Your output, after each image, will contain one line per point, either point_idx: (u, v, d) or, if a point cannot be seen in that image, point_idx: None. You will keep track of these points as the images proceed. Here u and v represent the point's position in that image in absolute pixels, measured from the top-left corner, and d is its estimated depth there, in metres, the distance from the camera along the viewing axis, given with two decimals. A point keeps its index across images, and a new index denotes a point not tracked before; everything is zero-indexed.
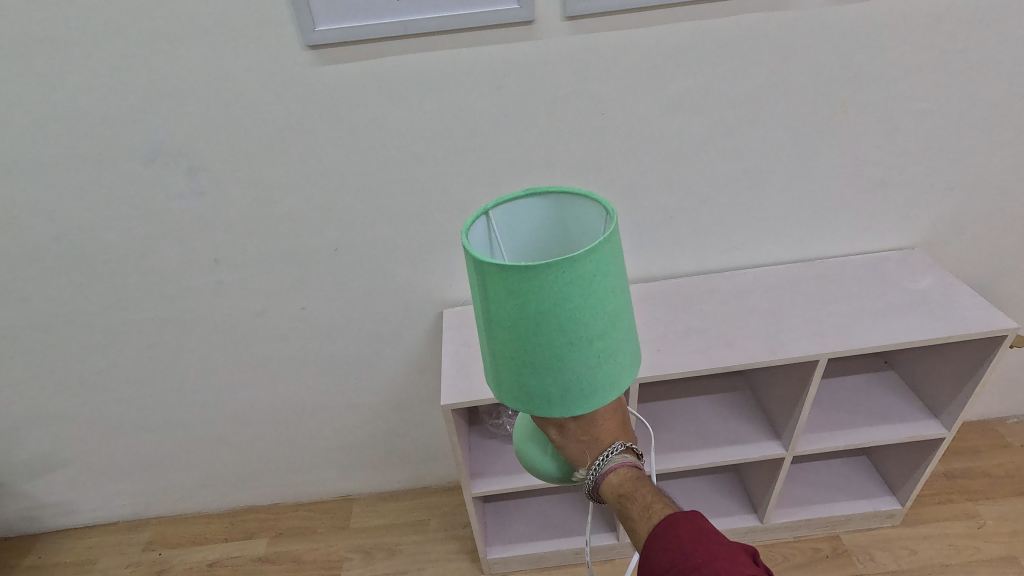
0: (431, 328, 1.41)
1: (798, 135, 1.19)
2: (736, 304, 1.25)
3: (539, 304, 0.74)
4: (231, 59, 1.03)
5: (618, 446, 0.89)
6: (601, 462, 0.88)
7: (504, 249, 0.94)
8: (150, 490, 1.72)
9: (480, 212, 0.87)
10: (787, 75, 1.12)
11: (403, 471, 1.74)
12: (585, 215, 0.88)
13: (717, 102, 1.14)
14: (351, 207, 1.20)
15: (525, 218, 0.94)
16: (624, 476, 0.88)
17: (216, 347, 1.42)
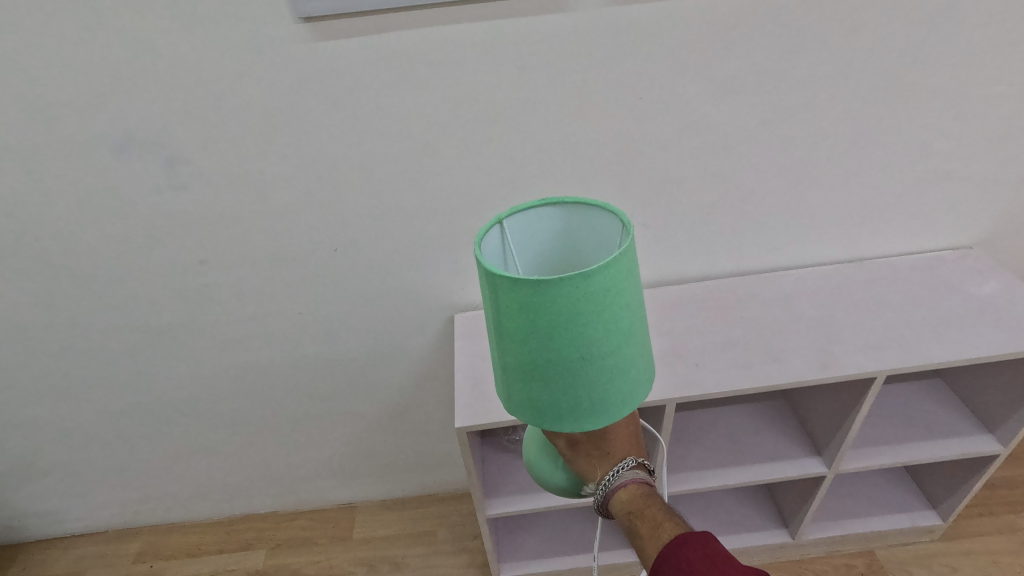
0: (439, 333, 1.29)
1: (856, 123, 1.05)
2: (780, 311, 1.13)
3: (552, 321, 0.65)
4: (210, 32, 0.89)
5: (629, 461, 0.77)
6: (610, 479, 0.77)
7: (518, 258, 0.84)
8: (139, 500, 1.62)
9: (494, 219, 0.77)
10: (850, 54, 0.98)
11: (409, 480, 1.64)
12: (603, 225, 0.78)
13: (768, 85, 1.00)
14: (352, 202, 1.07)
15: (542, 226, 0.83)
16: (635, 492, 0.76)
17: (205, 354, 1.30)
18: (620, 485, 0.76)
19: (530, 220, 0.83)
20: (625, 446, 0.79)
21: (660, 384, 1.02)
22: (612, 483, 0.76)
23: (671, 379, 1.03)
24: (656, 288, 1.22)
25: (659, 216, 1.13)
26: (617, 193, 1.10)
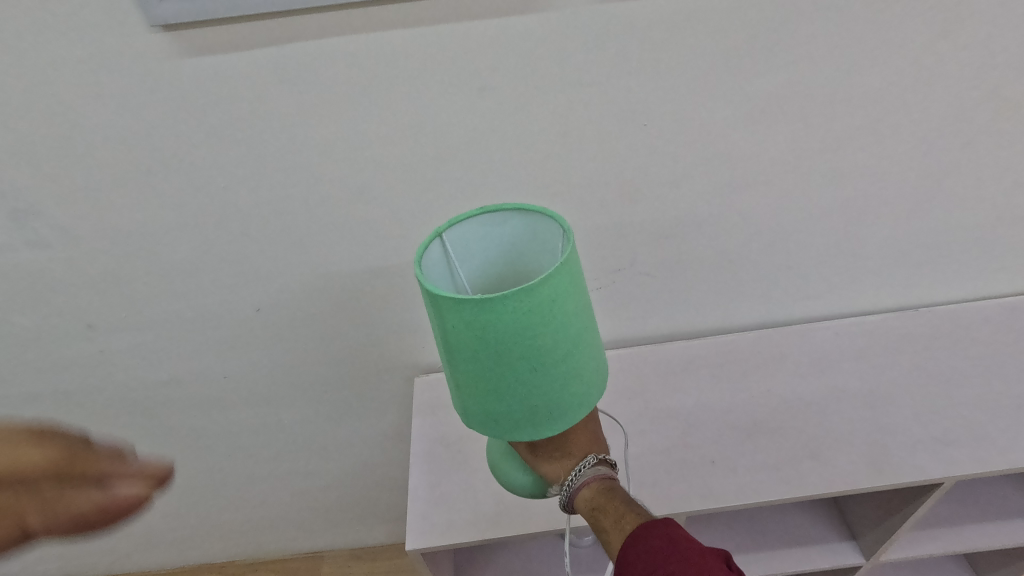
0: (399, 391, 1.08)
1: (919, 147, 0.83)
2: (814, 382, 0.91)
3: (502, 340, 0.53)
4: (54, 52, 0.68)
5: (591, 458, 0.64)
6: (573, 478, 0.63)
7: (466, 282, 0.64)
8: (74, 557, 1.43)
9: (434, 233, 0.59)
10: (914, 63, 0.76)
11: (378, 531, 1.46)
12: (551, 237, 0.59)
13: (807, 104, 0.78)
14: (279, 251, 0.87)
15: (488, 246, 0.63)
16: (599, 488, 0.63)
17: (119, 417, 1.08)
18: (585, 482, 0.63)
19: (477, 238, 0.62)
20: (585, 443, 0.67)
21: (666, 489, 0.80)
22: (576, 481, 0.63)
23: (679, 481, 0.81)
24: (661, 345, 0.99)
25: (665, 262, 0.91)
26: (611, 237, 0.87)
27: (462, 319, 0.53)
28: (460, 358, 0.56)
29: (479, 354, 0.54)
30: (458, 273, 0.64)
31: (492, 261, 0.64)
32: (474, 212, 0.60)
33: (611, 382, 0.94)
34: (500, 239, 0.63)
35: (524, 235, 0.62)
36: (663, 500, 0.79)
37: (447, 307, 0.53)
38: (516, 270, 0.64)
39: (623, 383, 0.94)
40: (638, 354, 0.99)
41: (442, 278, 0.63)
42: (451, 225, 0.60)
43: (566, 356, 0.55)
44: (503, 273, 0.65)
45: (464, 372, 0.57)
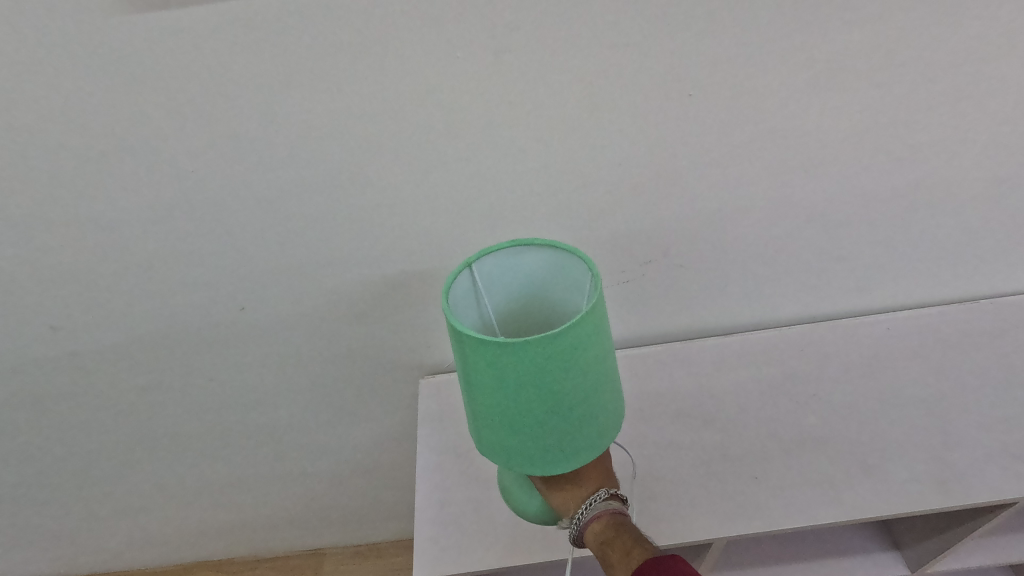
0: (402, 391, 0.99)
1: (994, 118, 0.73)
2: (867, 385, 0.81)
3: (520, 381, 0.50)
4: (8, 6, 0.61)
5: (602, 492, 0.59)
6: (582, 512, 0.59)
7: (490, 312, 0.62)
8: (66, 557, 1.37)
9: (465, 264, 0.57)
10: (993, 21, 0.67)
11: (383, 529, 1.39)
12: (578, 280, 0.57)
13: (871, 67, 0.69)
14: (265, 239, 0.78)
15: (513, 278, 0.61)
16: (609, 523, 0.58)
17: (101, 420, 1.01)
18: (595, 517, 0.58)
19: (502, 270, 0.60)
20: (598, 474, 0.62)
21: (705, 509, 0.71)
22: (585, 516, 0.58)
23: (719, 501, 0.72)
24: (693, 343, 0.89)
25: (700, 250, 0.81)
26: (642, 222, 0.78)
27: (482, 359, 0.50)
28: (476, 397, 0.54)
29: (496, 392, 0.51)
30: (486, 304, 0.61)
31: (516, 292, 0.62)
32: (503, 245, 0.58)
33: (637, 385, 0.85)
34: (524, 273, 0.61)
35: (548, 271, 0.60)
36: (702, 523, 0.70)
37: (467, 344, 0.50)
38: (541, 304, 0.63)
39: (651, 387, 0.85)
40: (667, 352, 0.89)
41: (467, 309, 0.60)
42: (482, 256, 0.58)
43: (585, 406, 0.52)
44: (529, 306, 0.63)
45: (478, 408, 0.54)
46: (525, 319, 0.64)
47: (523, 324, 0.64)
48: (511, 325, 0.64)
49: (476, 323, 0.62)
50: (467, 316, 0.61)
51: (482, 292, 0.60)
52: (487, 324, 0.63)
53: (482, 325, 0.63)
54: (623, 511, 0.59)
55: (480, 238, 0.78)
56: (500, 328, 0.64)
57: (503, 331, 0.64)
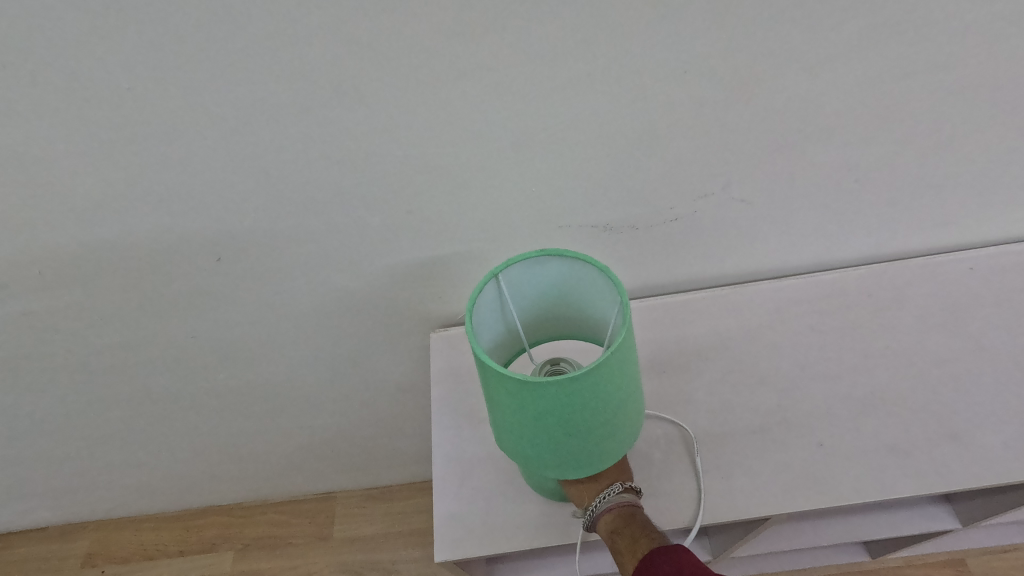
0: (410, 343, 0.88)
1: None
2: (949, 337, 0.70)
3: (537, 413, 0.48)
4: None
5: (616, 487, 0.57)
6: (595, 504, 0.57)
7: (515, 315, 0.60)
8: (69, 505, 1.33)
9: (491, 275, 0.54)
10: None
11: (395, 474, 1.34)
12: (604, 290, 0.55)
13: None
14: (227, 177, 0.62)
15: (540, 283, 0.58)
16: (620, 513, 0.56)
17: (79, 374, 0.92)
18: (608, 509, 0.57)
19: (530, 276, 0.57)
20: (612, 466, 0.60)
21: (764, 482, 0.63)
22: (598, 508, 0.57)
23: (776, 471, 0.63)
24: (744, 289, 0.77)
25: (770, 184, 0.65)
26: (701, 149, 0.61)
27: (504, 390, 0.48)
28: (493, 412, 0.52)
29: (512, 416, 0.50)
30: (510, 308, 0.59)
31: (543, 294, 0.59)
32: (530, 254, 0.55)
33: (681, 339, 0.74)
34: (551, 278, 0.57)
35: (576, 280, 0.56)
36: (758, 499, 0.62)
37: (490, 373, 0.48)
38: (566, 304, 0.60)
39: (699, 342, 0.73)
40: (714, 301, 0.77)
41: (490, 316, 0.58)
42: (507, 266, 0.55)
43: (603, 431, 0.51)
44: (552, 306, 0.61)
45: (495, 420, 0.53)
46: (548, 316, 0.62)
47: (546, 320, 0.63)
48: (535, 323, 0.62)
49: (500, 326, 0.60)
50: (489, 324, 0.58)
51: (508, 299, 0.58)
52: (511, 328, 0.61)
53: (506, 327, 0.61)
54: (636, 503, 0.57)
55: (501, 171, 0.62)
56: (523, 328, 0.62)
57: (525, 330, 0.63)
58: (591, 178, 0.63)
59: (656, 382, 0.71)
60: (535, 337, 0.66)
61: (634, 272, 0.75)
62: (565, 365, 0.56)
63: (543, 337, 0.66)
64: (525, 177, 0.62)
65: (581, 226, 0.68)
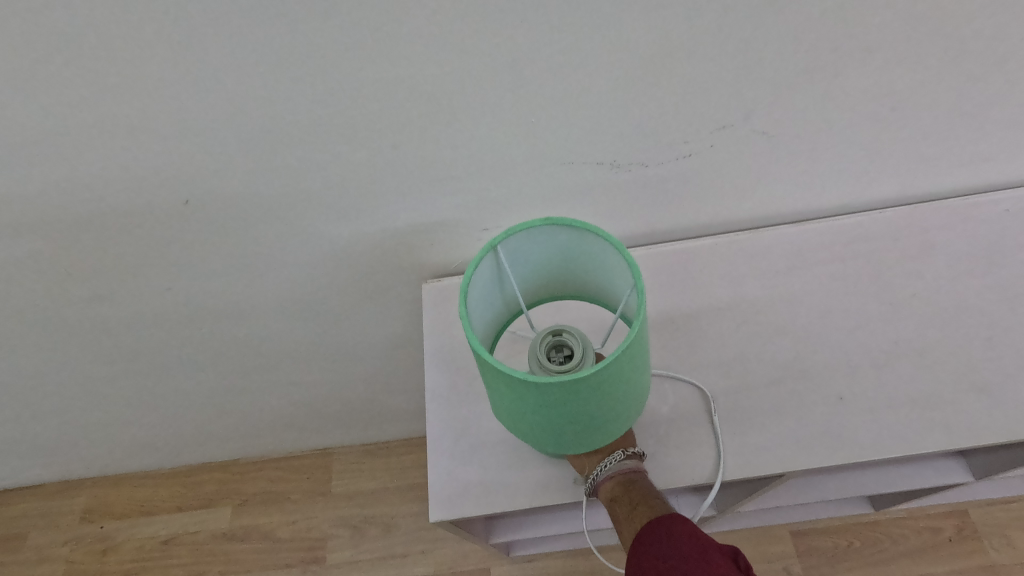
0: (401, 295, 0.83)
1: None
2: (982, 284, 0.65)
3: (537, 408, 0.40)
4: None
5: (619, 454, 0.54)
6: (596, 472, 0.54)
7: (513, 287, 0.52)
8: (62, 463, 1.31)
9: (487, 248, 0.46)
10: None
11: (392, 430, 1.32)
12: (617, 263, 0.47)
13: None
14: (187, 105, 0.54)
15: (542, 251, 0.50)
16: (620, 480, 0.54)
17: (54, 331, 0.87)
18: (609, 476, 0.54)
19: (532, 245, 0.49)
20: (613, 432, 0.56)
21: (776, 437, 0.59)
22: (599, 475, 0.54)
23: (792, 426, 0.60)
24: (760, 234, 0.71)
25: (798, 113, 0.58)
26: (725, 71, 0.53)
27: (499, 383, 0.40)
28: (488, 397, 0.45)
29: (509, 407, 0.42)
30: (509, 280, 0.51)
31: (546, 261, 0.51)
32: (532, 222, 0.46)
33: (691, 288, 0.69)
34: (556, 245, 0.50)
35: (584, 249, 0.49)
36: (772, 456, 0.58)
37: (484, 363, 0.40)
38: (572, 271, 0.53)
39: (710, 291, 0.68)
40: (727, 246, 0.71)
41: (488, 292, 0.50)
42: (507, 236, 0.47)
43: (611, 419, 0.43)
44: (556, 272, 0.53)
45: (490, 403, 0.46)
46: (550, 282, 0.55)
47: (549, 288, 0.56)
48: (535, 288, 0.55)
49: (496, 298, 0.53)
50: (487, 300, 0.51)
51: (506, 271, 0.50)
52: (509, 297, 0.53)
53: (503, 298, 0.54)
54: (638, 469, 0.54)
55: (497, 98, 0.54)
56: (524, 298, 0.55)
57: (527, 298, 0.56)
58: (599, 106, 0.56)
59: (664, 334, 0.66)
60: (535, 303, 0.58)
61: (642, 215, 0.69)
62: (567, 335, 0.48)
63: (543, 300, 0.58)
64: (524, 104, 0.55)
65: (586, 163, 0.62)
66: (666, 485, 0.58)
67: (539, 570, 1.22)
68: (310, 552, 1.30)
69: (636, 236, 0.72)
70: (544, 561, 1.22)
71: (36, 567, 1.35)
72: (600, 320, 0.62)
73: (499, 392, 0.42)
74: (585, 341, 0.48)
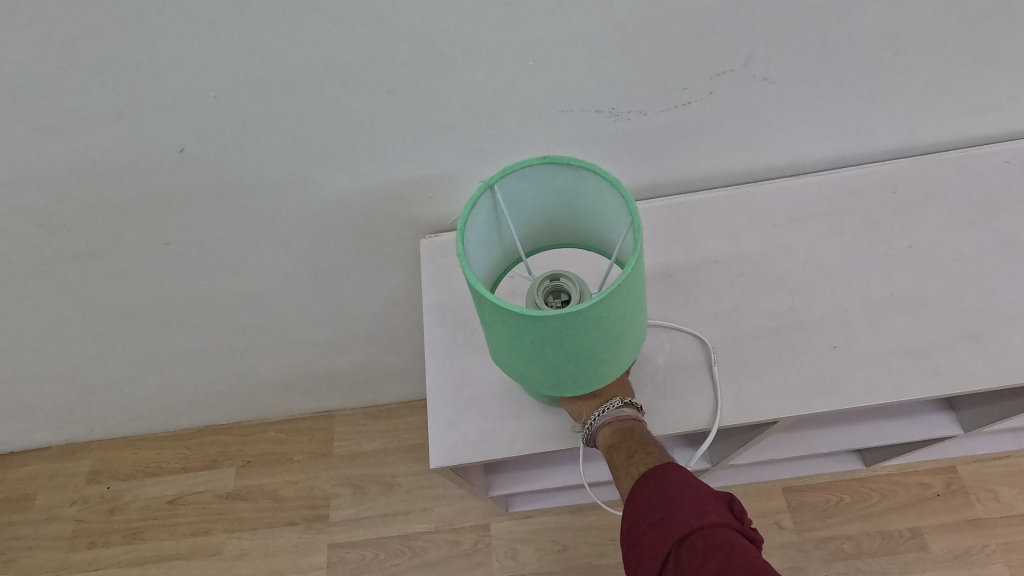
0: (400, 252, 0.83)
1: None
2: (978, 234, 0.66)
3: (534, 344, 0.41)
4: None
5: (616, 402, 0.55)
6: (594, 419, 0.55)
7: (511, 230, 0.52)
8: (66, 425, 1.32)
9: (484, 186, 0.46)
10: None
11: (392, 391, 1.34)
12: (612, 203, 0.47)
13: None
14: (178, 46, 0.53)
15: (539, 193, 0.50)
16: (618, 428, 0.54)
17: (53, 290, 0.87)
18: (606, 423, 0.55)
19: (530, 186, 0.49)
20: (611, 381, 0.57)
21: (771, 385, 0.60)
22: (596, 422, 0.55)
23: (786, 374, 0.61)
24: (757, 187, 0.71)
25: (799, 59, 0.57)
26: (727, 10, 0.52)
27: (497, 319, 0.41)
28: (488, 336, 0.46)
29: (507, 344, 0.43)
30: (507, 223, 0.52)
31: (544, 204, 0.52)
32: (529, 160, 0.46)
33: (688, 240, 0.69)
34: (553, 186, 0.50)
35: (581, 190, 0.49)
36: (766, 403, 0.59)
37: (483, 299, 0.41)
38: (570, 215, 0.53)
39: (707, 244, 0.68)
40: (724, 200, 0.71)
41: (486, 235, 0.51)
42: (504, 175, 0.47)
43: (608, 357, 0.44)
44: (554, 216, 0.53)
45: (489, 343, 0.47)
46: (548, 227, 0.55)
47: (547, 233, 0.56)
48: (533, 234, 0.55)
49: (495, 242, 0.53)
50: (485, 243, 0.51)
51: (504, 213, 0.50)
52: (507, 242, 0.54)
53: (501, 244, 0.54)
54: (636, 417, 0.55)
55: (494, 41, 0.53)
56: (523, 244, 0.55)
57: (525, 244, 0.56)
58: (598, 50, 0.55)
59: (661, 286, 0.67)
60: (534, 250, 0.59)
61: (640, 167, 0.68)
62: (565, 280, 0.49)
63: (542, 247, 0.59)
64: (522, 47, 0.54)
65: (585, 111, 0.61)
66: (662, 431, 0.60)
67: (537, 525, 1.25)
68: (313, 511, 1.33)
69: (635, 189, 0.72)
70: (542, 516, 1.25)
71: (44, 526, 1.38)
72: (598, 268, 0.62)
73: (497, 330, 0.43)
74: (583, 286, 0.48)
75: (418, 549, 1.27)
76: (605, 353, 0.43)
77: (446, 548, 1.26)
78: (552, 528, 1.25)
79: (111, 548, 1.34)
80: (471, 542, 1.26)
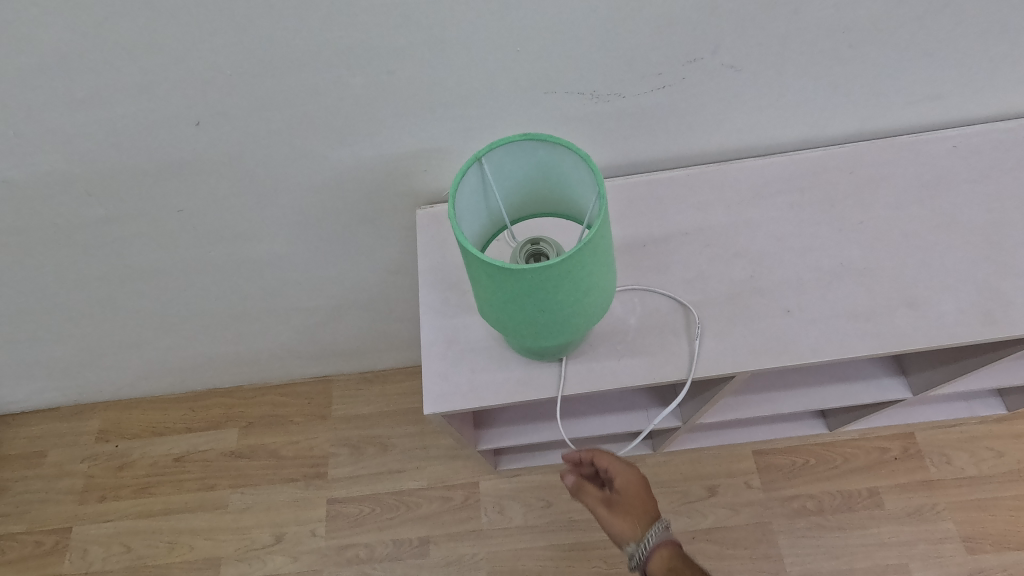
0: (397, 222, 0.89)
1: None
2: (924, 212, 0.72)
3: (513, 296, 0.48)
4: None
5: (665, 524, 0.69)
6: (649, 541, 0.68)
7: (496, 199, 0.59)
8: (76, 386, 1.39)
9: (473, 159, 0.53)
10: None
11: (388, 358, 1.41)
12: (586, 177, 0.54)
13: None
14: (200, 27, 0.58)
15: (520, 166, 0.57)
16: (672, 552, 0.68)
17: (70, 255, 0.92)
18: (660, 545, 0.68)
19: (513, 159, 0.56)
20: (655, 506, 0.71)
21: (731, 345, 0.67)
22: (652, 544, 0.68)
23: (745, 333, 0.68)
24: (727, 165, 0.77)
25: (760, 49, 0.63)
26: (694, 4, 0.58)
27: (482, 274, 0.48)
28: (475, 291, 0.53)
29: (491, 298, 0.50)
30: (493, 193, 0.58)
31: (526, 176, 0.58)
32: (512, 137, 0.53)
33: (660, 214, 0.75)
34: (534, 161, 0.56)
35: (558, 164, 0.55)
36: (726, 360, 0.67)
37: (470, 256, 0.48)
38: (550, 187, 0.59)
39: (679, 218, 0.75)
40: (696, 177, 0.77)
41: (475, 205, 0.57)
42: (490, 150, 0.53)
43: (577, 311, 0.51)
44: (536, 188, 0.60)
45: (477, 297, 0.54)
46: (531, 198, 0.62)
47: (530, 204, 0.63)
48: (517, 203, 0.62)
49: (483, 211, 0.59)
50: (473, 211, 0.58)
51: (490, 183, 0.57)
52: (493, 211, 0.60)
53: (489, 213, 0.61)
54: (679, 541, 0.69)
55: (484, 27, 0.59)
56: (508, 212, 0.62)
57: (510, 212, 0.63)
58: (577, 38, 0.60)
59: (635, 254, 0.73)
60: (518, 219, 0.65)
61: (618, 146, 0.74)
62: (545, 244, 0.55)
63: (525, 217, 0.65)
64: (509, 33, 0.59)
65: (567, 93, 0.67)
66: (634, 383, 0.67)
67: (524, 483, 1.34)
68: (313, 468, 1.41)
69: (614, 166, 0.78)
70: (529, 474, 1.34)
71: (56, 481, 1.45)
72: None
73: (483, 285, 0.50)
74: (560, 250, 0.55)
75: (412, 504, 1.35)
76: (575, 306, 0.51)
77: (438, 503, 1.35)
78: (538, 486, 1.33)
79: (121, 502, 1.42)
80: (462, 497, 1.35)
